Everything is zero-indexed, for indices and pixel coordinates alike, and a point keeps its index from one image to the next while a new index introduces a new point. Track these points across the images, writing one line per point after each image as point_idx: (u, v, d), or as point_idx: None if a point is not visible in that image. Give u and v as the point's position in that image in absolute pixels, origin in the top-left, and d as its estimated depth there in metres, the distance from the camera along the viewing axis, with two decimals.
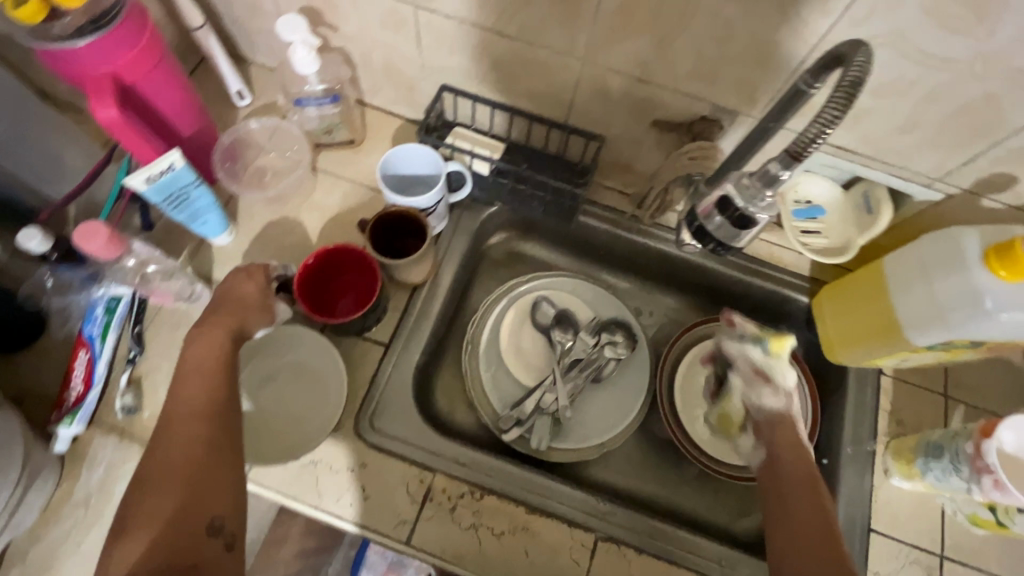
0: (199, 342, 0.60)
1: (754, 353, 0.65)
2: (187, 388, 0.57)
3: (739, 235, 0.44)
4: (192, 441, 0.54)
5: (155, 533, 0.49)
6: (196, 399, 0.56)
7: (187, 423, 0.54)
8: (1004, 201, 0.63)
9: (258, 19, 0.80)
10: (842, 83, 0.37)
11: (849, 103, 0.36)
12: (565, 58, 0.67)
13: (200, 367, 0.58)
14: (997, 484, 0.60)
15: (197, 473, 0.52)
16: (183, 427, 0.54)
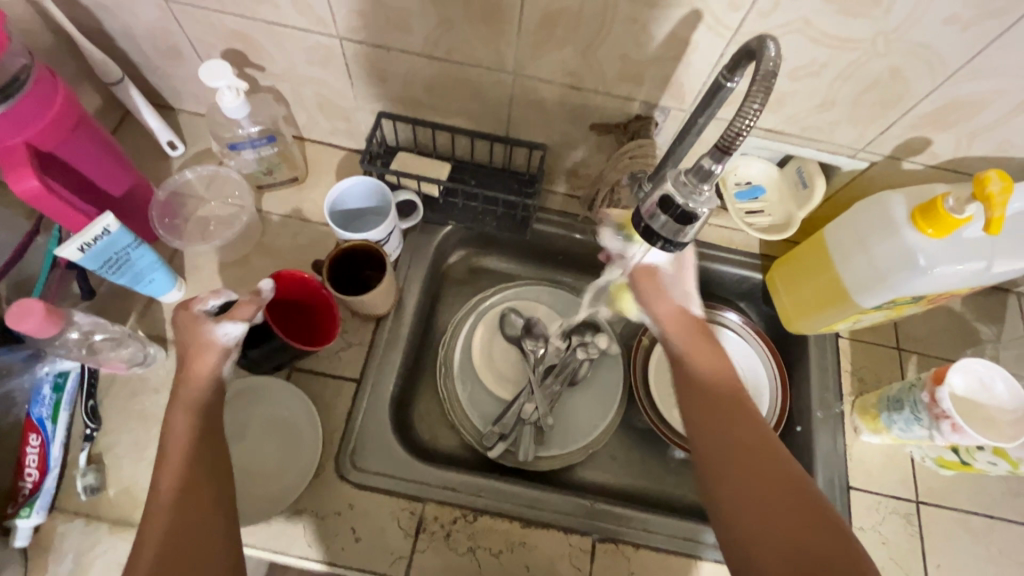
0: (178, 425, 0.55)
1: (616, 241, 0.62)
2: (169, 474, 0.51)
3: (683, 231, 0.45)
4: (183, 530, 0.49)
5: None
6: (181, 485, 0.51)
7: (174, 513, 0.49)
8: (922, 162, 0.67)
9: (181, 67, 0.78)
10: (758, 74, 0.39)
11: (768, 94, 0.38)
12: (497, 73, 0.68)
13: (178, 449, 0.53)
14: (954, 428, 0.63)
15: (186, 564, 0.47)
16: (168, 518, 0.49)
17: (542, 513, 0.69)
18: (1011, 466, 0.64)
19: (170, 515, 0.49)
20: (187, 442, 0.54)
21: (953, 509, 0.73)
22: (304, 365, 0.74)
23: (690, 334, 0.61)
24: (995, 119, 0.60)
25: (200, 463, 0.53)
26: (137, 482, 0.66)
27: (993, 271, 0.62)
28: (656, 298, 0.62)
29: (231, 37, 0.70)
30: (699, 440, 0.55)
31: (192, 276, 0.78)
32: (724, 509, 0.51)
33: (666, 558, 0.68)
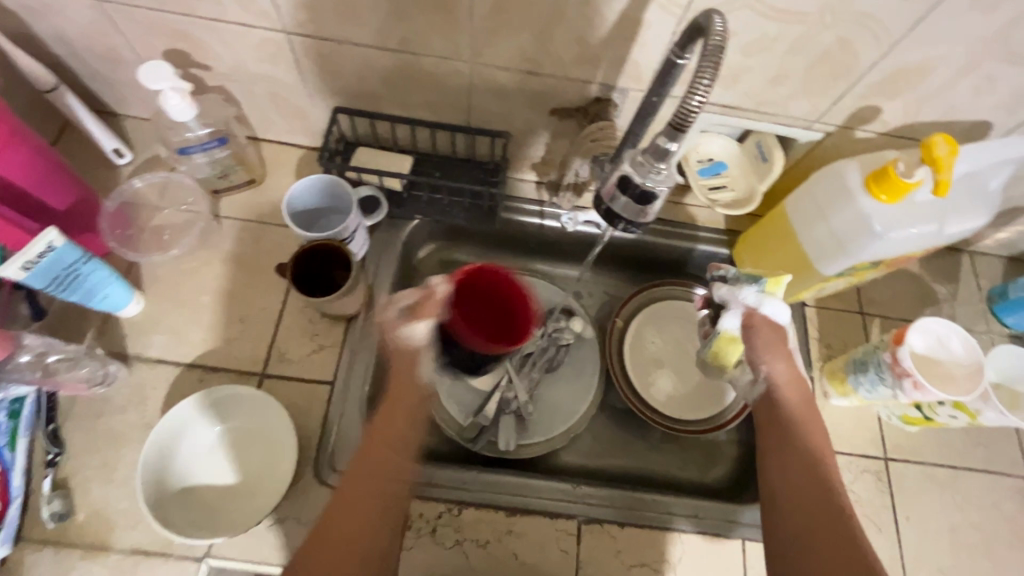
0: (387, 415, 0.56)
1: (750, 292, 0.61)
2: (360, 475, 0.52)
3: (643, 211, 0.46)
4: (333, 547, 0.49)
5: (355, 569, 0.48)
6: (383, 481, 0.53)
7: (328, 530, 0.50)
8: (873, 130, 0.69)
9: (121, 70, 0.74)
10: (707, 49, 0.39)
11: (717, 68, 0.38)
12: (453, 62, 0.67)
13: (409, 420, 0.57)
14: (916, 386, 0.66)
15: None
16: (318, 538, 0.49)
17: (526, 500, 0.69)
18: (971, 419, 0.66)
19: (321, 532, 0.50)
20: (395, 433, 0.56)
21: (919, 464, 0.76)
22: (276, 372, 0.72)
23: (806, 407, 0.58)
24: (941, 84, 0.61)
25: (395, 457, 0.55)
26: (108, 505, 0.64)
27: (945, 232, 0.64)
28: (780, 358, 0.59)
29: (171, 36, 0.67)
30: (781, 508, 0.53)
31: (151, 288, 0.75)
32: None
33: (652, 534, 0.69)
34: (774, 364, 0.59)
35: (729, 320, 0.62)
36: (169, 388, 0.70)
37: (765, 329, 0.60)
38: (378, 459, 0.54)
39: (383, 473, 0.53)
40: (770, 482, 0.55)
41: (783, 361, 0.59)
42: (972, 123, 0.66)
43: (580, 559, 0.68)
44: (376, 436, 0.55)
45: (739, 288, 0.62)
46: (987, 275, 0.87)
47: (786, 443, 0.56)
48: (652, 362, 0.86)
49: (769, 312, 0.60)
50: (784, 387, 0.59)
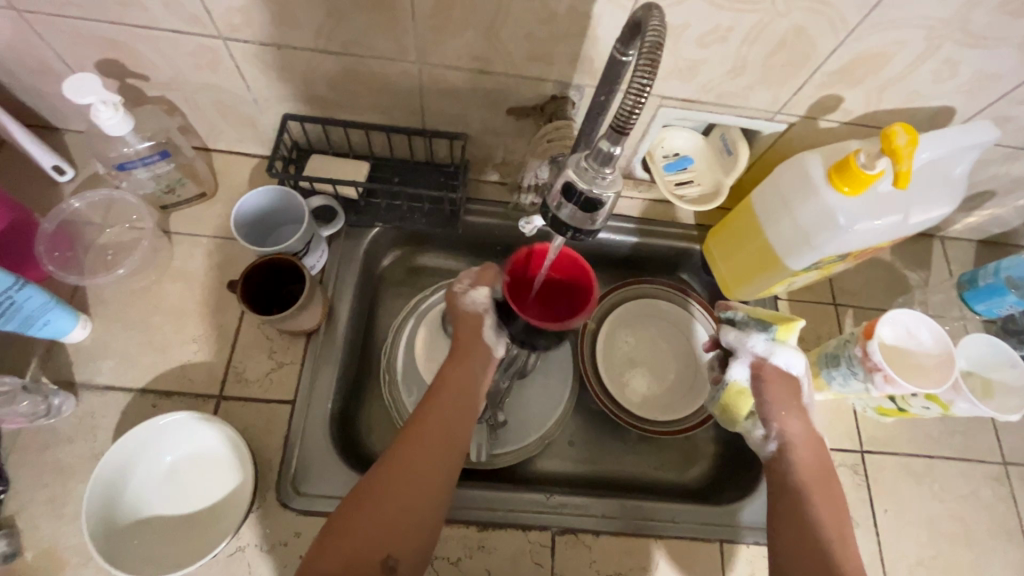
0: (455, 372, 0.62)
1: (760, 340, 0.64)
2: (417, 434, 0.57)
3: (591, 219, 0.44)
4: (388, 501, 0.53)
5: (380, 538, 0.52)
6: (437, 450, 0.57)
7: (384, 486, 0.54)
8: (837, 119, 0.67)
9: (55, 84, 0.70)
10: (643, 49, 0.37)
11: (655, 67, 0.36)
12: (401, 64, 0.64)
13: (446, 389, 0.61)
14: (887, 379, 0.65)
15: (387, 534, 0.52)
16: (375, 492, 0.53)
17: (498, 513, 0.67)
18: (943, 409, 0.65)
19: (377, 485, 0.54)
20: (450, 398, 0.60)
21: (895, 454, 0.75)
22: (233, 393, 0.69)
23: (819, 469, 0.60)
24: (902, 70, 0.59)
25: (457, 420, 0.59)
26: (58, 542, 0.61)
27: (911, 223, 0.63)
28: (794, 417, 0.61)
29: (101, 45, 0.64)
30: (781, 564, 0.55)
31: (99, 311, 0.72)
32: None
33: (629, 541, 0.68)
34: (786, 421, 0.61)
35: (737, 369, 0.65)
36: (120, 416, 0.67)
37: (772, 378, 0.62)
38: (430, 422, 0.58)
39: (435, 435, 0.57)
40: (775, 535, 0.57)
41: (796, 420, 0.61)
42: (935, 109, 0.65)
43: (556, 571, 0.66)
44: (437, 395, 0.60)
45: (747, 335, 0.64)
46: (958, 260, 0.86)
47: (798, 501, 0.58)
48: (626, 362, 0.84)
49: (778, 361, 0.63)
50: (798, 444, 0.61)
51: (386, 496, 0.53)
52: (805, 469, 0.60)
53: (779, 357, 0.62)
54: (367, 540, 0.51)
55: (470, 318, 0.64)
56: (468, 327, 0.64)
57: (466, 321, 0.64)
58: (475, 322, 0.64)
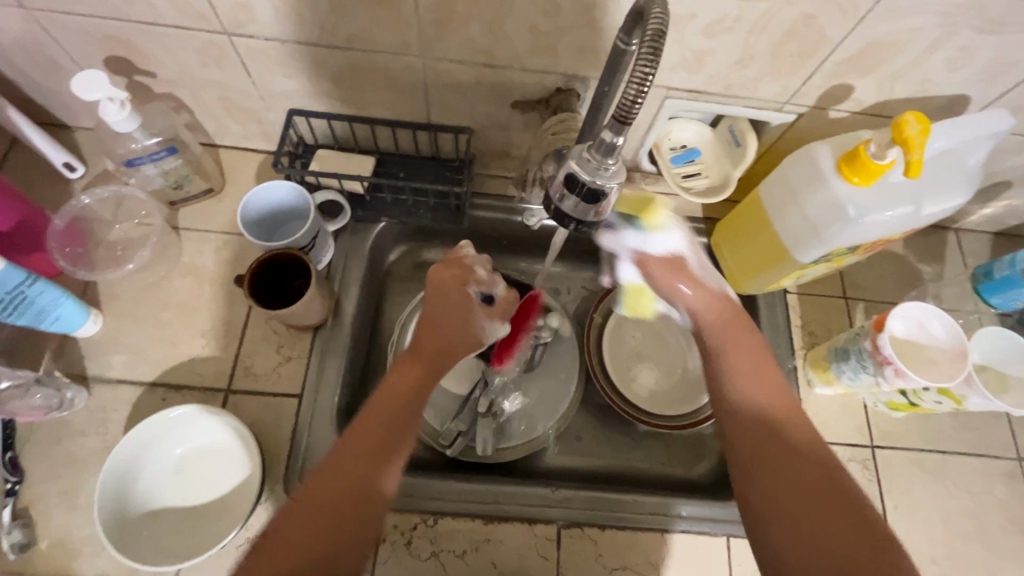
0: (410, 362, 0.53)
1: (630, 236, 0.62)
2: (367, 421, 0.48)
3: (594, 210, 0.43)
4: (334, 493, 0.44)
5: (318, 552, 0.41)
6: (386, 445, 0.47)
7: (330, 475, 0.45)
8: (847, 109, 0.66)
9: (64, 81, 0.71)
10: (646, 37, 0.37)
11: (657, 57, 0.36)
12: (405, 58, 0.64)
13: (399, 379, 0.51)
14: (898, 373, 0.64)
15: (332, 532, 0.43)
16: (320, 484, 0.45)
17: (503, 507, 0.67)
18: (956, 404, 0.64)
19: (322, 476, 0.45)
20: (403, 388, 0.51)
21: (907, 450, 0.74)
22: (242, 387, 0.70)
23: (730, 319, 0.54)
24: (914, 58, 0.58)
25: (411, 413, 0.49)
26: (72, 532, 0.62)
27: (924, 214, 0.61)
28: (693, 290, 0.56)
29: (109, 43, 0.64)
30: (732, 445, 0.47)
31: (110, 306, 0.73)
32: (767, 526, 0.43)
33: (635, 536, 0.68)
34: (679, 295, 0.57)
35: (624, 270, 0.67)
36: (131, 409, 0.68)
37: (656, 263, 0.60)
38: (390, 407, 0.49)
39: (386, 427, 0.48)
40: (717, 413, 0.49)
41: (694, 291, 0.56)
42: (949, 98, 0.64)
43: (561, 565, 0.66)
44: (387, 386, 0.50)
45: (619, 232, 0.62)
46: (973, 253, 0.85)
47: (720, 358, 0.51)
48: (633, 356, 0.84)
49: (653, 247, 0.61)
50: (703, 311, 0.55)
51: (335, 490, 0.44)
52: (709, 318, 0.54)
53: (652, 245, 0.60)
54: (307, 542, 0.42)
55: (459, 301, 0.57)
56: (452, 308, 0.57)
57: (446, 302, 0.57)
58: (459, 303, 0.57)
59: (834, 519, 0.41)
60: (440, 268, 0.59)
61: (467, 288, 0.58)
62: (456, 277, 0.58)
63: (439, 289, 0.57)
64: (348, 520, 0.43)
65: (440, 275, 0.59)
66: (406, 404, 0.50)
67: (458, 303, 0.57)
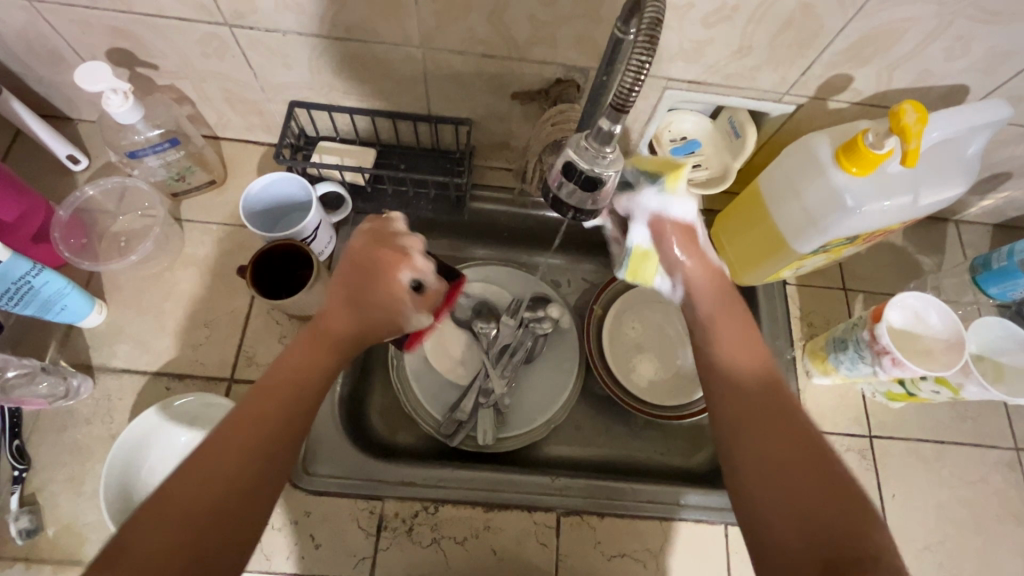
0: (312, 345, 0.50)
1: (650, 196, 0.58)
2: (254, 404, 0.45)
3: (592, 197, 0.45)
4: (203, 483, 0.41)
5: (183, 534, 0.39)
6: (276, 425, 0.45)
7: (203, 465, 0.41)
8: (846, 99, 0.66)
9: (66, 73, 0.71)
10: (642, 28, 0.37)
11: (653, 46, 0.37)
12: (404, 49, 0.64)
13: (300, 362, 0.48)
14: (896, 363, 0.64)
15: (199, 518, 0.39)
16: (189, 470, 0.41)
17: (503, 495, 0.68)
18: (953, 393, 0.64)
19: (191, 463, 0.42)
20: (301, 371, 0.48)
21: (904, 440, 0.75)
22: (244, 377, 0.71)
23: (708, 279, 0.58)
24: (912, 48, 0.58)
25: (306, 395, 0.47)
26: (78, 519, 0.63)
27: (921, 203, 0.62)
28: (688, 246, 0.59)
29: (110, 34, 0.65)
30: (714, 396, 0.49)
31: (114, 297, 0.74)
32: (742, 469, 0.45)
33: (633, 523, 0.68)
34: (680, 264, 0.59)
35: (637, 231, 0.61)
36: (135, 398, 0.69)
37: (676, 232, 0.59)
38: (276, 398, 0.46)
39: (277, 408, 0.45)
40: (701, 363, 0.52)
41: (693, 259, 0.59)
42: (948, 88, 0.64)
43: (561, 551, 0.67)
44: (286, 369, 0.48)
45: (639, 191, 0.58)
46: (973, 245, 0.85)
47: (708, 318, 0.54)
48: (633, 347, 0.84)
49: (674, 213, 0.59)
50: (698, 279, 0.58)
51: (209, 475, 0.41)
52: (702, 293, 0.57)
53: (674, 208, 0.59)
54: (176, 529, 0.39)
55: (375, 281, 0.53)
56: (369, 291, 0.53)
57: (371, 284, 0.53)
58: (382, 286, 0.53)
59: (817, 479, 0.42)
60: (369, 242, 0.55)
61: (389, 265, 0.54)
62: (389, 257, 0.54)
63: (358, 262, 0.54)
64: (234, 496, 0.41)
65: (370, 250, 0.54)
66: (299, 394, 0.47)
67: (381, 280, 0.53)
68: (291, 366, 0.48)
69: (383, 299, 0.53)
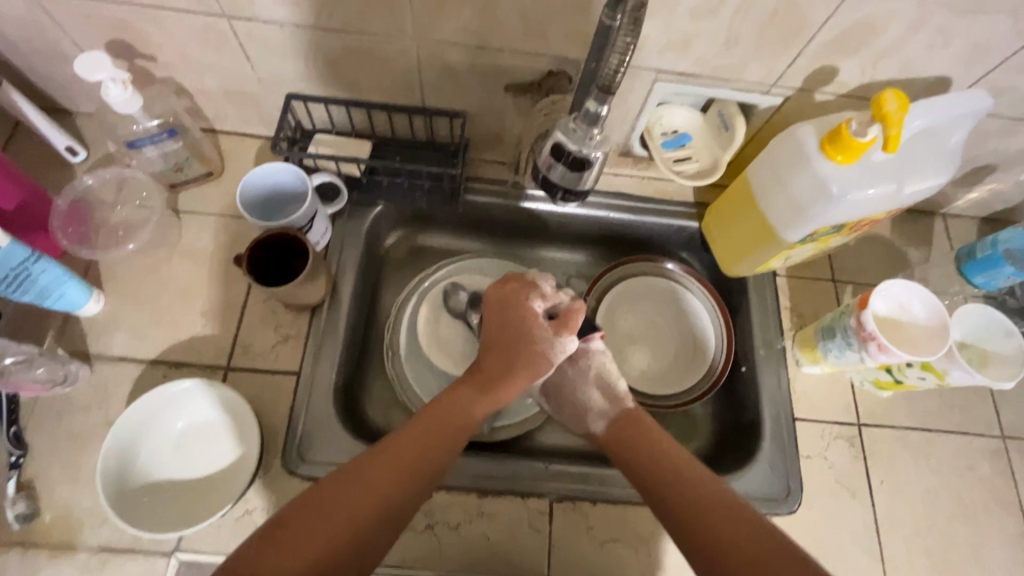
0: (466, 393, 0.62)
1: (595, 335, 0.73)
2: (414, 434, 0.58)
3: (579, 176, 0.51)
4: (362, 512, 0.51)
5: (349, 519, 0.50)
6: (424, 445, 0.57)
7: (362, 480, 0.53)
8: (832, 92, 0.67)
9: (65, 64, 0.72)
10: (626, 13, 0.41)
11: (636, 30, 0.41)
12: (399, 41, 0.65)
13: (453, 402, 0.61)
14: (881, 348, 0.65)
15: (363, 509, 0.52)
16: (339, 491, 0.52)
17: (497, 481, 0.69)
18: (938, 378, 0.65)
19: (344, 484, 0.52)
20: (451, 408, 0.61)
21: (892, 428, 0.76)
22: (240, 365, 0.71)
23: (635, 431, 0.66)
24: (894, 40, 0.60)
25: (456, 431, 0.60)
26: (74, 505, 0.64)
27: (906, 192, 0.63)
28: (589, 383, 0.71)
29: (110, 26, 0.66)
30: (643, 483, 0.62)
31: (112, 286, 0.74)
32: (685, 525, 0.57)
33: (625, 509, 0.69)
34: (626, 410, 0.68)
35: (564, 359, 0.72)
36: (132, 386, 0.69)
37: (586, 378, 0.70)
38: (429, 441, 0.58)
39: (428, 438, 0.58)
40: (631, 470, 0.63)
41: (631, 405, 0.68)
42: (931, 80, 0.65)
43: (553, 537, 0.67)
44: (442, 405, 0.61)
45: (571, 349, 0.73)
46: (959, 239, 0.86)
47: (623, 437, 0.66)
48: (626, 338, 0.85)
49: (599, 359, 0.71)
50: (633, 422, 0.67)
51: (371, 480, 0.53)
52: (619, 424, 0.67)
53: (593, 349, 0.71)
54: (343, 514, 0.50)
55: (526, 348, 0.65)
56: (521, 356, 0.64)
57: (512, 335, 0.65)
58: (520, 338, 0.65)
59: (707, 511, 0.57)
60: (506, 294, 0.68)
61: (540, 333, 0.65)
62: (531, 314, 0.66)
63: (495, 305, 0.68)
64: (387, 499, 0.53)
65: (507, 304, 0.67)
66: (445, 430, 0.59)
67: (520, 323, 0.66)
68: (445, 403, 0.61)
69: (538, 359, 0.64)
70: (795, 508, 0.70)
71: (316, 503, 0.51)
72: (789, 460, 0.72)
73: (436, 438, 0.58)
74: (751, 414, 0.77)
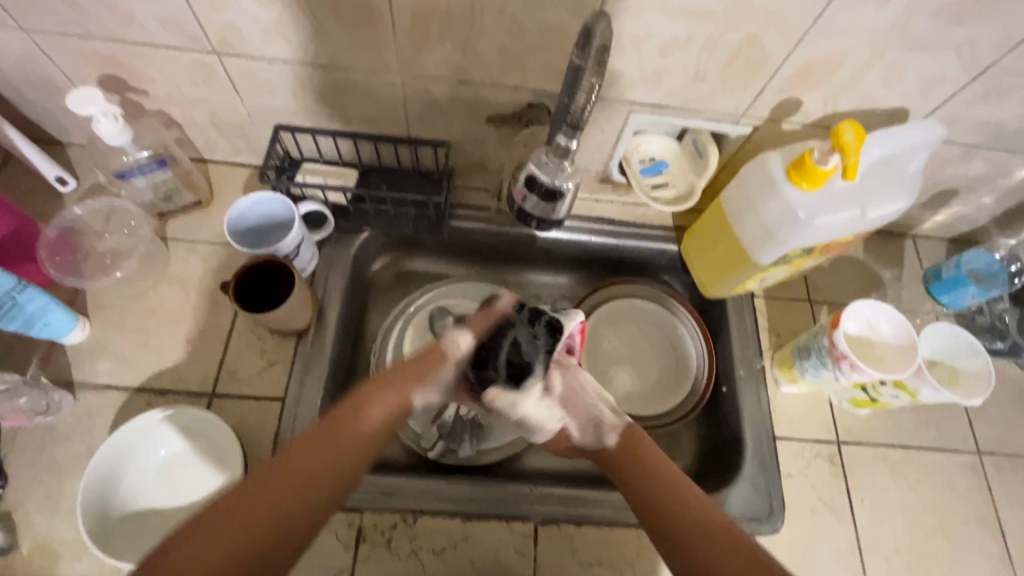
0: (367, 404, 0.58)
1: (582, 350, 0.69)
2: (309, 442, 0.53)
3: (552, 205, 0.54)
4: (245, 536, 0.46)
5: (238, 535, 0.46)
6: (317, 457, 0.52)
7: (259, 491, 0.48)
8: (798, 122, 0.71)
9: (58, 98, 0.74)
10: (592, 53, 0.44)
11: (601, 70, 0.44)
12: (383, 76, 0.68)
13: (352, 410, 0.57)
14: (854, 367, 0.67)
15: (253, 526, 0.47)
16: (237, 503, 0.47)
17: (482, 505, 0.69)
18: (911, 397, 0.67)
19: (252, 496, 0.48)
20: (350, 419, 0.56)
21: (871, 446, 0.77)
22: (225, 392, 0.72)
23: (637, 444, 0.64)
24: (853, 74, 0.63)
25: (354, 442, 0.55)
26: (53, 536, 0.63)
27: (870, 217, 0.66)
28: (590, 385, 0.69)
29: (102, 62, 0.68)
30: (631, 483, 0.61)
31: (98, 314, 0.75)
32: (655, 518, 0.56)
33: (609, 532, 0.69)
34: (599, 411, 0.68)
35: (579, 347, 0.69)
36: (116, 414, 0.69)
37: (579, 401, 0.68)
38: (322, 454, 0.53)
39: (322, 451, 0.53)
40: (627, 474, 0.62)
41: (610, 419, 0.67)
42: (890, 110, 0.69)
43: (538, 561, 0.67)
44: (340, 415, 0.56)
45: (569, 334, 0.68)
46: (930, 259, 0.89)
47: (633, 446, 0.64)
48: (610, 359, 0.87)
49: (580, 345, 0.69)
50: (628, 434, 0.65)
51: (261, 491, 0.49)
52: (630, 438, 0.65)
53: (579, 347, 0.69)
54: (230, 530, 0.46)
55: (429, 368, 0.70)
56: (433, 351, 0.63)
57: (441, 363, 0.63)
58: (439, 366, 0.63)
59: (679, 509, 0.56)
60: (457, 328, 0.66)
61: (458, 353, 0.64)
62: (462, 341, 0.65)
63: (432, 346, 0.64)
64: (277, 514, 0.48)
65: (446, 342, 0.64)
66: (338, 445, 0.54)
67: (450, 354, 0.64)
68: (345, 412, 0.56)
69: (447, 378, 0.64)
70: (779, 527, 0.71)
71: (218, 517, 0.46)
72: (771, 478, 0.73)
73: (332, 448, 0.53)
74: (733, 434, 0.78)
